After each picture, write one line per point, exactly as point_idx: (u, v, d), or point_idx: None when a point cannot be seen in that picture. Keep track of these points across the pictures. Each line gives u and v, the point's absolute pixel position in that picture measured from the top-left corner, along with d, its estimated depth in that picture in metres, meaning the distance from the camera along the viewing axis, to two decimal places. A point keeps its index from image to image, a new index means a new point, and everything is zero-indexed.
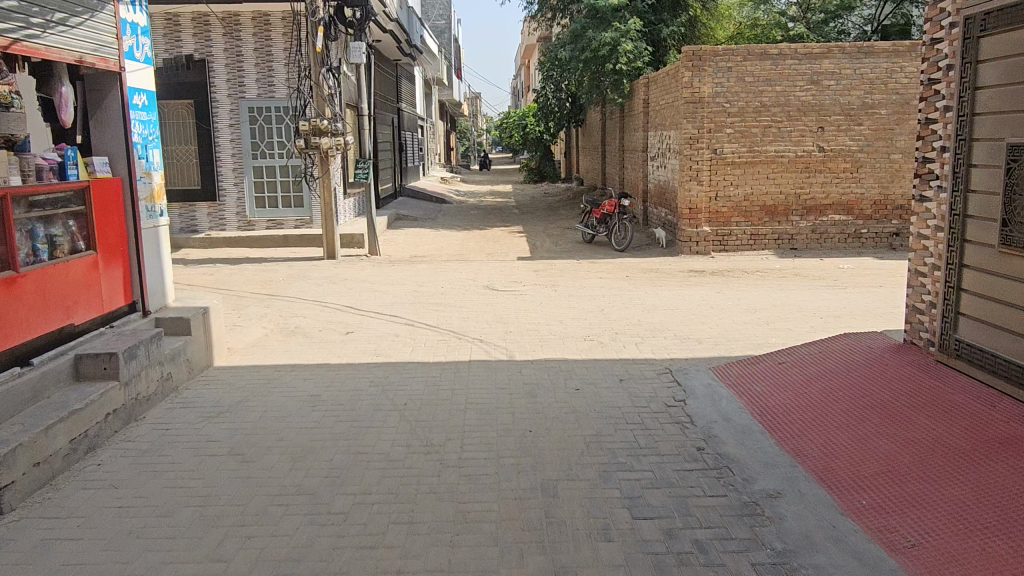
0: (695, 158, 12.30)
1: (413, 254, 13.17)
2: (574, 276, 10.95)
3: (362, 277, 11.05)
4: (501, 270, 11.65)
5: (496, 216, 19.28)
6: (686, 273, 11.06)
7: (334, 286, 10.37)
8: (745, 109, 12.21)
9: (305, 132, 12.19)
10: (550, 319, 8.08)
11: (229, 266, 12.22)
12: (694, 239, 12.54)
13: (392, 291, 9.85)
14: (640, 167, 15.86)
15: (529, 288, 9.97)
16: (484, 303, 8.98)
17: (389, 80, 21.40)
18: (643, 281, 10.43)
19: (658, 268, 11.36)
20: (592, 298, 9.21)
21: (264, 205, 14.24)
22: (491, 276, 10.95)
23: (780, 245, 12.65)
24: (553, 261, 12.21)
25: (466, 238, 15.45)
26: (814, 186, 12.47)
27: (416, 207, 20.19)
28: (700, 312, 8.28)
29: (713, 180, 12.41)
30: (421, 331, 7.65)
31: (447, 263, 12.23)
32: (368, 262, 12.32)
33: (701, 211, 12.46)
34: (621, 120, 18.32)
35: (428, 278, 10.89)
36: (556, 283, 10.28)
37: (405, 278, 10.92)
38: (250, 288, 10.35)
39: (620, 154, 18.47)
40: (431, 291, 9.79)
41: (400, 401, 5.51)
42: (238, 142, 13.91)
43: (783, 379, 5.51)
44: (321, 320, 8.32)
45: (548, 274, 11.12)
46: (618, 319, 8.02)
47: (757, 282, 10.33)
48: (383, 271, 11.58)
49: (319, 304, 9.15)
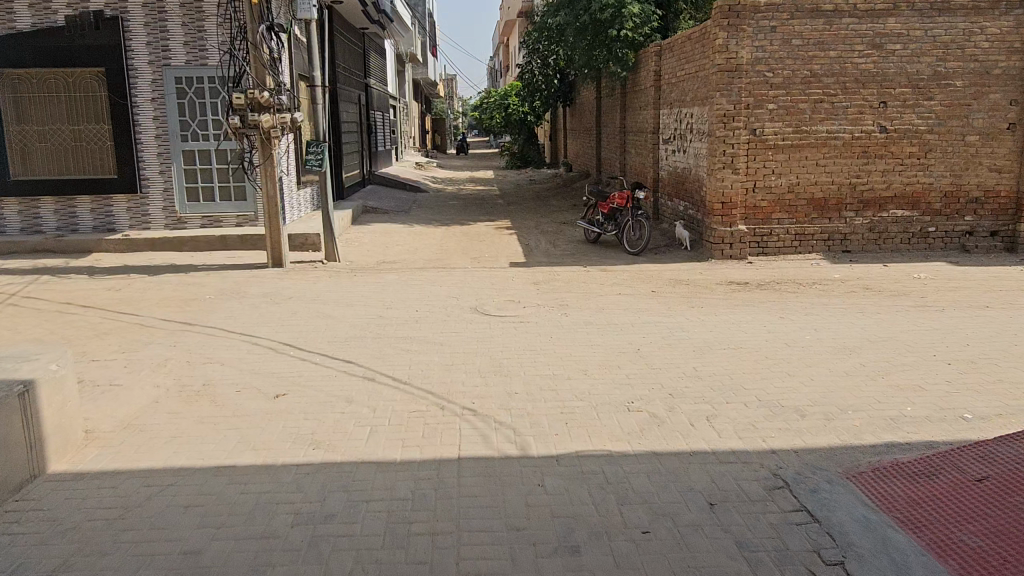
0: (730, 140, 9.96)
1: (381, 259, 10.70)
2: (586, 291, 8.58)
3: (313, 294, 8.56)
4: (491, 281, 9.24)
5: (480, 208, 16.80)
6: (726, 286, 8.75)
7: (274, 309, 7.89)
8: (790, 81, 9.90)
9: (239, 106, 9.50)
10: (569, 368, 5.71)
11: (145, 277, 9.66)
12: (727, 240, 10.19)
13: (349, 319, 7.40)
14: (650, 153, 13.47)
15: (532, 313, 7.59)
16: (472, 339, 6.59)
17: (355, 52, 18.76)
18: (677, 301, 8.10)
19: (689, 281, 9.04)
20: (619, 331, 6.85)
21: (197, 198, 11.63)
22: (480, 293, 8.53)
23: (830, 248, 10.35)
24: (556, 270, 9.83)
25: (445, 236, 12.98)
26: (872, 174, 10.19)
27: (386, 198, 17.63)
28: (775, 356, 5.96)
29: (751, 166, 10.08)
30: (385, 394, 5.24)
31: (422, 273, 9.79)
32: (324, 272, 9.84)
33: (737, 205, 10.11)
34: (623, 98, 15.93)
35: (398, 295, 8.46)
36: (565, 305, 7.91)
37: (369, 295, 8.47)
38: (163, 314, 7.84)
39: (621, 137, 16.11)
40: (400, 318, 7.35)
41: (341, 571, 3.11)
42: (163, 121, 11.28)
43: (1001, 522, 3.28)
44: (243, 371, 5.85)
45: (551, 289, 8.74)
46: (666, 370, 5.67)
47: (823, 301, 8.05)
48: (342, 284, 9.12)
49: (248, 341, 6.67)
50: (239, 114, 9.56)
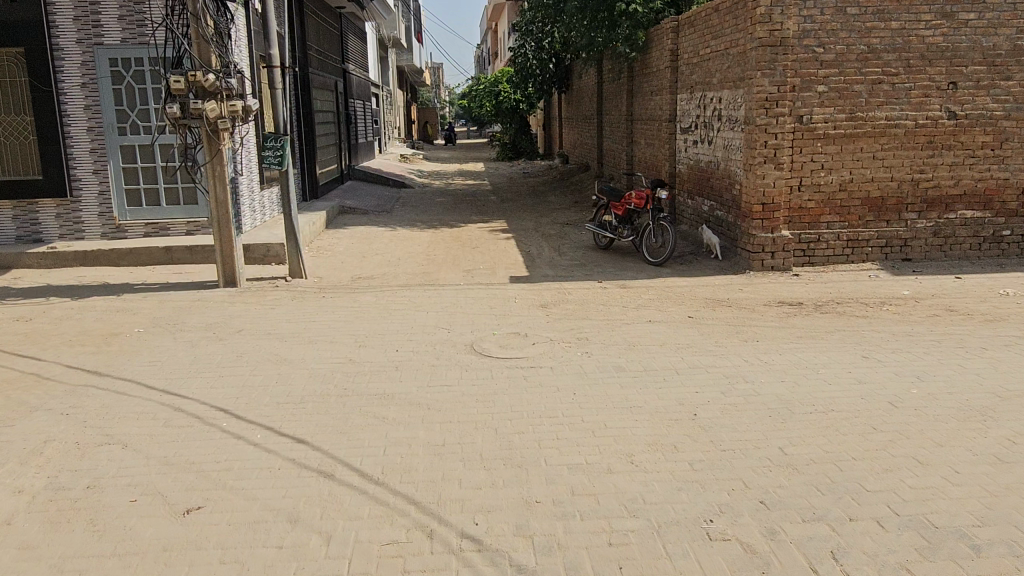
0: (774, 129, 8.34)
1: (356, 273, 9.02)
2: (607, 319, 6.95)
3: (268, 327, 6.89)
4: (488, 304, 7.58)
5: (471, 207, 15.14)
6: (777, 310, 7.15)
7: (215, 351, 6.21)
8: (844, 58, 8.29)
9: (178, 92, 7.73)
10: (607, 454, 4.08)
11: (67, 301, 7.94)
12: (768, 249, 8.58)
13: (309, 367, 5.74)
14: (664, 144, 11.87)
15: (543, 353, 5.95)
16: (469, 401, 4.95)
17: (331, 34, 16.99)
18: (722, 331, 6.50)
19: (730, 303, 7.43)
20: (660, 382, 5.22)
21: (139, 202, 9.89)
22: (476, 322, 6.89)
23: (887, 256, 8.76)
24: (566, 288, 8.19)
25: (432, 242, 11.31)
26: (938, 168, 8.58)
27: (367, 196, 15.92)
28: (885, 426, 4.36)
29: (797, 160, 8.46)
30: (346, 508, 3.59)
31: (404, 291, 8.12)
32: (286, 293, 8.16)
33: (780, 207, 8.51)
34: (631, 83, 14.31)
35: (374, 326, 6.81)
36: (584, 340, 6.28)
37: (338, 327, 6.82)
38: (72, 358, 6.14)
39: (629, 126, 14.50)
40: (376, 366, 5.71)
41: None
42: (95, 110, 9.51)
43: None
44: (150, 463, 4.17)
45: (563, 315, 7.12)
46: (743, 454, 4.05)
47: (904, 328, 6.46)
48: (306, 311, 7.45)
49: (169, 405, 4.99)
50: (177, 101, 7.79)
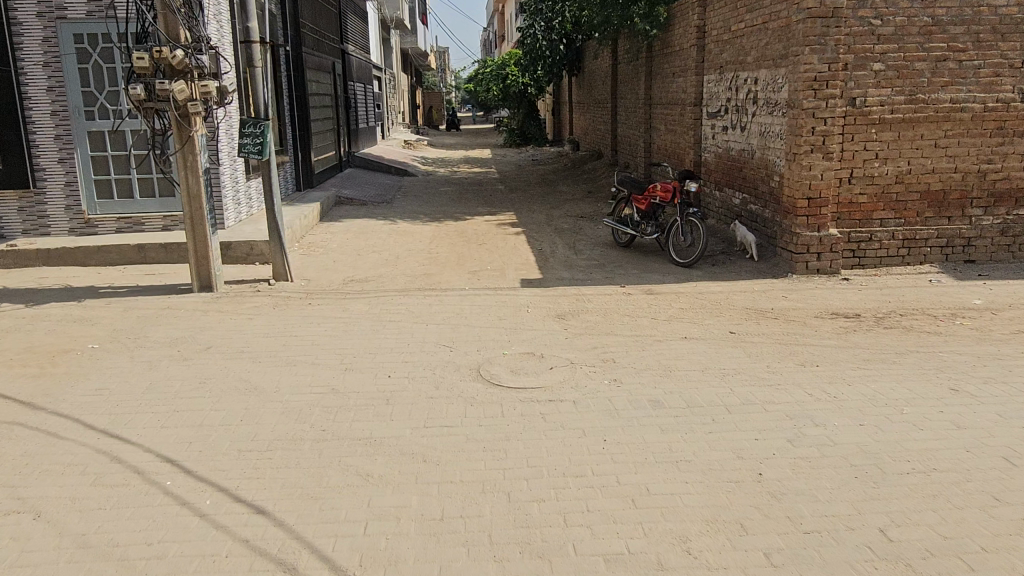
0: (823, 113, 7.31)
1: (348, 275, 8.06)
2: (636, 334, 5.98)
3: (242, 343, 5.94)
4: (497, 314, 6.61)
5: (477, 197, 14.14)
6: (832, 325, 6.15)
7: (176, 376, 5.26)
8: (905, 31, 7.24)
9: (142, 72, 6.76)
10: (655, 540, 3.12)
11: (20, 308, 7.01)
12: (814, 250, 7.57)
13: (283, 399, 4.79)
14: (689, 130, 10.86)
15: (565, 381, 4.98)
16: (475, 451, 4.00)
17: (328, 12, 15.94)
18: (772, 352, 5.53)
19: (776, 315, 6.44)
20: (710, 425, 4.25)
21: (111, 195, 8.94)
22: (483, 338, 5.93)
23: (948, 258, 7.74)
24: (585, 294, 7.21)
25: (434, 237, 10.34)
26: (1008, 158, 7.55)
27: (366, 185, 14.94)
28: (1010, 497, 3.39)
29: (848, 148, 7.44)
30: None
31: (401, 298, 7.16)
32: (269, 299, 7.22)
33: (829, 202, 7.50)
34: (650, 64, 13.27)
35: (365, 343, 5.85)
36: (612, 363, 5.31)
37: (323, 343, 5.86)
38: (6, 383, 5.20)
39: (647, 110, 13.47)
40: (364, 399, 4.75)
41: None
42: (60, 92, 8.54)
43: None
44: (63, 545, 3.23)
45: (584, 329, 6.14)
46: (834, 541, 3.09)
47: (988, 348, 5.48)
48: (289, 322, 6.50)
49: (105, 453, 4.04)
50: (142, 83, 6.82)
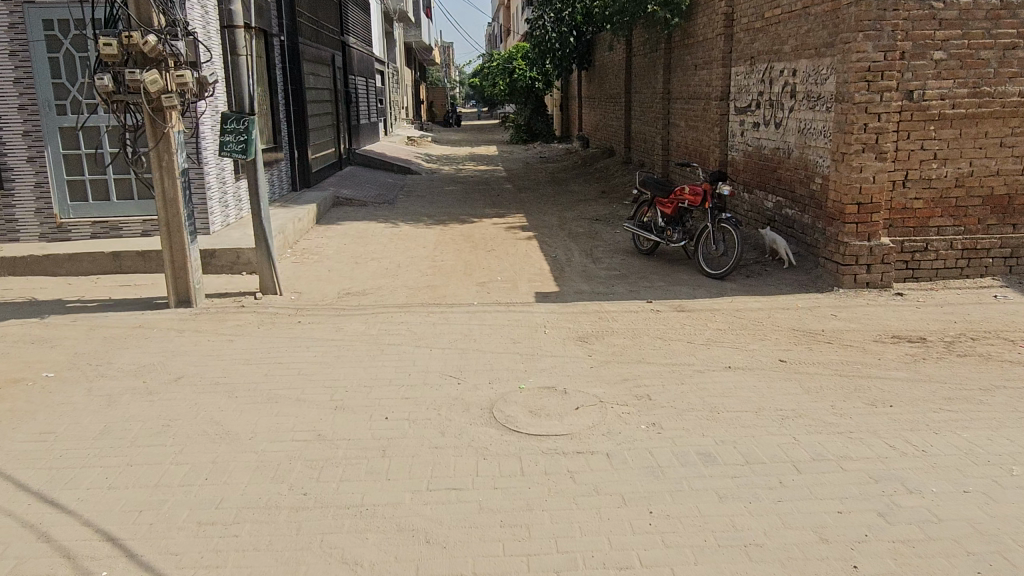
0: (876, 108, 6.50)
1: (343, 287, 7.29)
2: (672, 363, 5.19)
3: (218, 372, 5.17)
4: (510, 336, 5.82)
5: (484, 198, 13.34)
6: (897, 351, 5.36)
7: (136, 416, 4.49)
8: (970, 15, 6.43)
9: (109, 60, 5.95)
10: None
11: None
12: (864, 261, 6.76)
13: (260, 449, 4.02)
14: (714, 127, 10.05)
15: (595, 425, 4.20)
16: (491, 528, 3.21)
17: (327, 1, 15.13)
18: (834, 386, 4.74)
19: (828, 338, 5.65)
20: (778, 490, 3.47)
21: (86, 197, 8.16)
22: (496, 367, 5.14)
23: (1013, 270, 6.94)
24: (609, 311, 6.42)
25: (438, 242, 9.56)
26: None
27: (366, 184, 14.15)
28: None
29: (903, 147, 6.64)
30: None
31: (402, 315, 6.38)
32: (254, 316, 6.44)
33: (881, 207, 6.69)
34: (669, 56, 12.46)
35: (359, 373, 5.07)
36: (648, 402, 4.53)
37: (311, 373, 5.08)
38: None
39: (665, 106, 12.66)
40: (356, 450, 3.97)
41: None
42: (28, 84, 7.76)
43: None
44: None
45: (611, 355, 5.36)
46: None
47: None
48: (274, 344, 5.73)
49: (32, 529, 3.27)
50: (111, 73, 6.02)
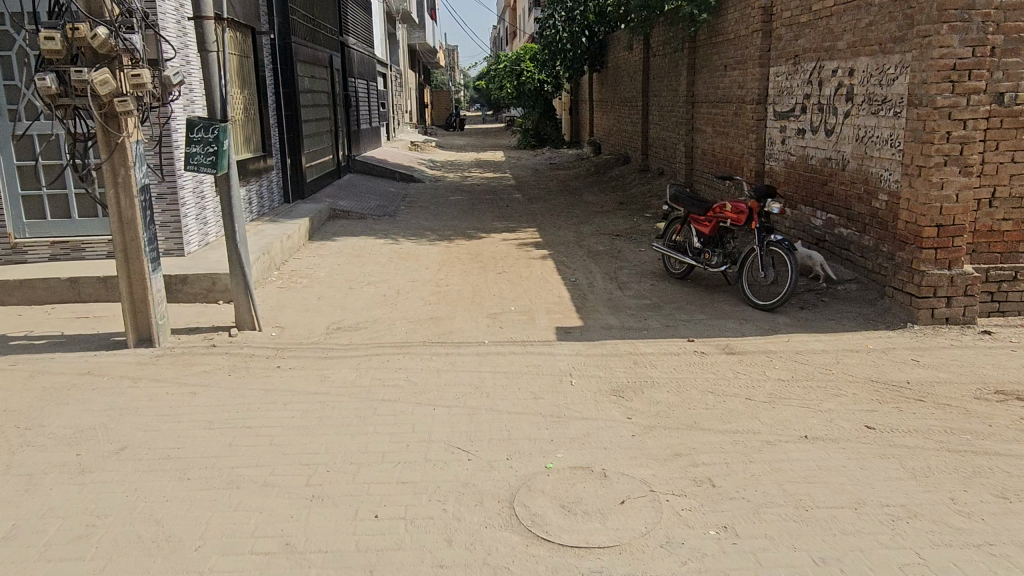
0: (962, 113, 5.50)
1: (333, 321, 6.30)
2: (732, 430, 4.19)
3: (171, 441, 4.17)
4: (529, 389, 4.81)
5: (492, 209, 12.35)
6: (1008, 413, 4.35)
7: (56, 509, 3.49)
8: None
9: (52, 57, 4.98)
10: None
11: None
12: (946, 293, 5.75)
13: (206, 567, 3.03)
14: (749, 133, 9.06)
15: (650, 531, 3.20)
16: None
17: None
18: (946, 468, 3.73)
19: (917, 394, 4.64)
20: None
21: (43, 215, 7.19)
22: (513, 436, 4.14)
23: None
24: (644, 355, 5.41)
25: (442, 262, 8.57)
26: None
27: (366, 194, 13.19)
28: None
29: (991, 159, 5.66)
30: None
31: (400, 358, 5.39)
32: (225, 359, 5.46)
33: (965, 230, 5.69)
34: (693, 56, 11.48)
35: (344, 444, 4.07)
36: (712, 494, 3.52)
37: (285, 445, 4.09)
38: None
39: (689, 109, 11.66)
40: (333, 572, 2.97)
41: None
42: None
43: None
44: None
45: (656, 418, 4.35)
46: None
47: None
48: (243, 398, 4.73)
49: None
50: (54, 73, 5.05)
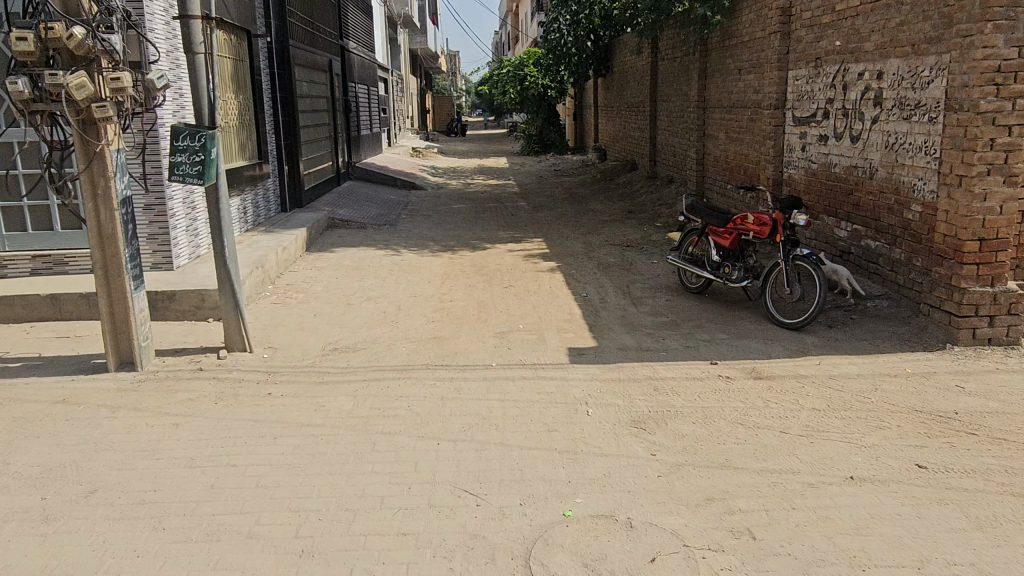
0: (1007, 119, 5.12)
1: (329, 341, 5.90)
2: (769, 470, 3.78)
3: (148, 482, 3.77)
4: (541, 419, 4.41)
5: (496, 218, 11.96)
6: None
7: (12, 568, 3.08)
8: None
9: (24, 59, 4.59)
10: None
11: None
12: (989, 312, 5.35)
13: None
14: (766, 140, 8.67)
15: None
16: None
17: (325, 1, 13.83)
18: (1014, 516, 3.32)
19: (969, 426, 4.23)
20: None
21: (24, 227, 6.81)
22: (526, 477, 3.74)
23: None
24: (665, 380, 5.00)
25: (445, 274, 8.18)
26: None
27: (366, 203, 12.81)
28: None
29: None
30: None
31: (400, 384, 4.99)
32: (212, 384, 5.05)
33: (1009, 244, 5.30)
34: (704, 60, 11.10)
35: (339, 487, 3.66)
36: (754, 549, 3.11)
37: (273, 487, 3.68)
38: None
39: (700, 115, 11.28)
40: None
41: None
42: None
43: None
44: None
45: (683, 455, 3.95)
46: None
47: None
48: (229, 430, 4.33)
49: None
50: (27, 76, 4.66)
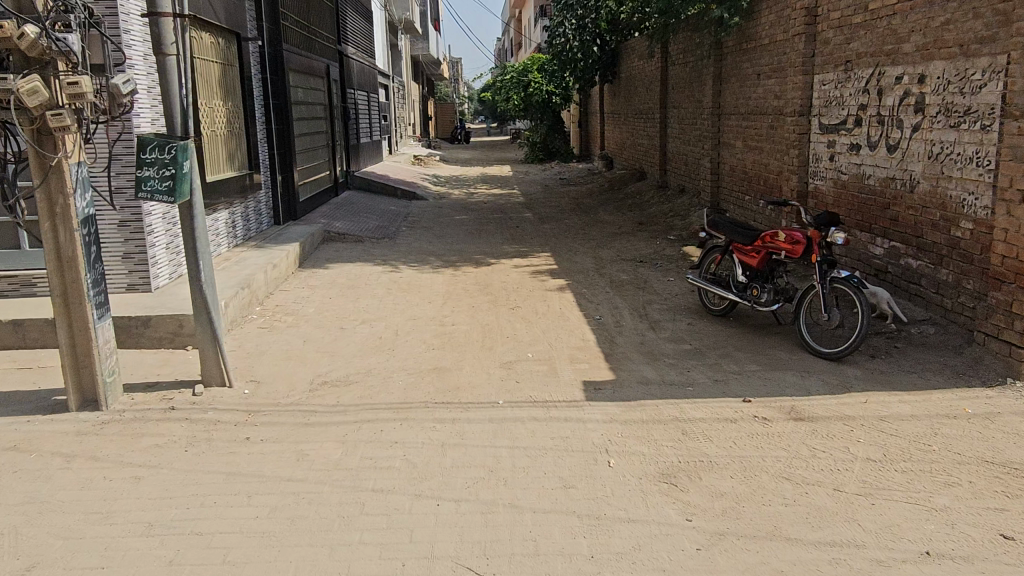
0: None
1: (319, 373, 5.33)
2: (828, 541, 3.20)
3: (96, 556, 3.20)
4: (557, 473, 3.83)
5: (500, 230, 11.40)
6: None
7: None
8: None
9: None
10: None
11: None
12: None
13: None
14: (790, 149, 8.11)
15: None
16: None
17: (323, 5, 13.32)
18: None
19: None
20: None
21: None
22: (541, 550, 3.16)
23: None
24: (694, 422, 4.43)
25: (447, 294, 7.61)
26: None
27: (365, 214, 12.26)
28: None
29: None
30: None
31: (396, 426, 4.41)
32: (185, 426, 4.49)
33: None
34: (719, 64, 10.56)
35: (320, 564, 3.09)
36: None
37: (243, 564, 3.11)
38: None
39: (715, 122, 10.72)
40: None
41: None
42: None
43: None
44: None
45: (725, 521, 3.37)
46: None
47: None
48: (198, 486, 3.76)
49: None
50: None
